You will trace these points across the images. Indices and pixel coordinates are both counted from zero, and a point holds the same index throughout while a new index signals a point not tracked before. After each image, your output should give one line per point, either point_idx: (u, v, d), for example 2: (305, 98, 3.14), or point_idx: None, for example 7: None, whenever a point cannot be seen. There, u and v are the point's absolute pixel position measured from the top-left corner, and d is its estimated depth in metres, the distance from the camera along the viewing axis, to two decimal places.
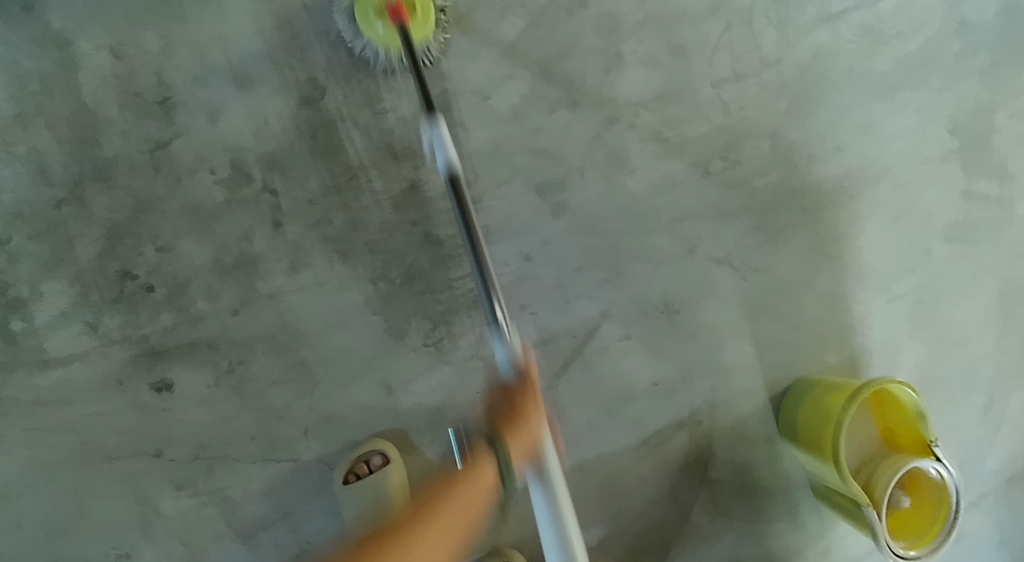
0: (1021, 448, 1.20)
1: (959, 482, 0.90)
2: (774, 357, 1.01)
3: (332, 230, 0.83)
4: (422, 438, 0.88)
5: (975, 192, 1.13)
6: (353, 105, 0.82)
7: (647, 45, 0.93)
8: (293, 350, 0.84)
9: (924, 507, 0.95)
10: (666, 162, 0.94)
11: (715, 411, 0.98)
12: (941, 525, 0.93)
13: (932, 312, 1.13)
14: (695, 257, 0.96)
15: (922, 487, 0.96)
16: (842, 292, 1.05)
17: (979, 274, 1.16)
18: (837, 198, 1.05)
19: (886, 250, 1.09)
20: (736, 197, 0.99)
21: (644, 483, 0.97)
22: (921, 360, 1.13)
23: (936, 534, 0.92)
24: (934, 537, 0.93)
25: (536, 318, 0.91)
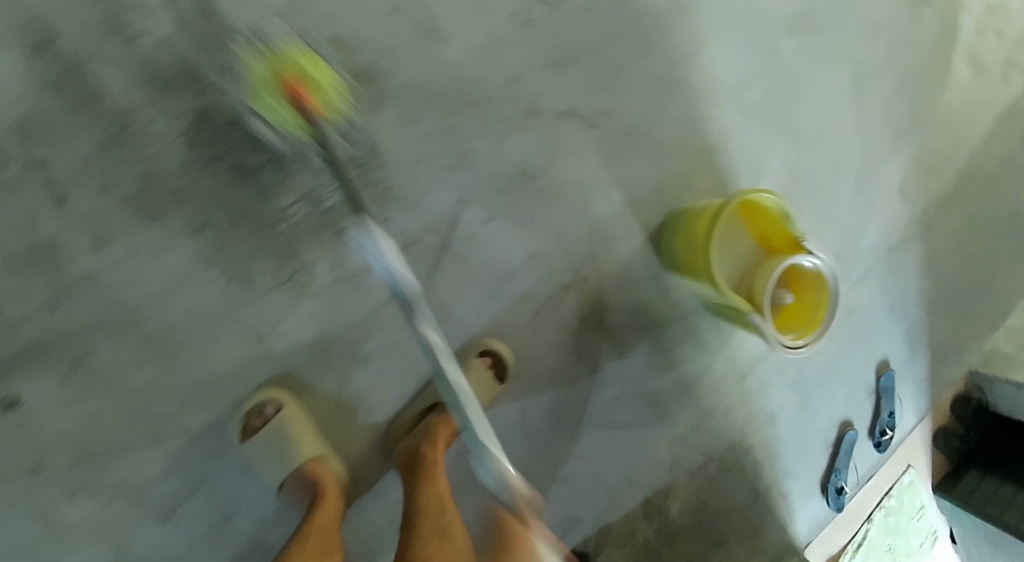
0: (893, 218, 1.27)
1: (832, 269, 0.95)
2: (642, 196, 1.01)
3: (127, 189, 0.74)
4: (308, 375, 0.85)
5: None
6: (97, 41, 0.72)
7: None
8: (135, 327, 0.77)
9: (808, 300, 1.00)
10: (481, 20, 0.87)
11: (598, 264, 0.98)
12: (823, 312, 0.98)
13: (787, 111, 1.14)
14: (540, 116, 0.92)
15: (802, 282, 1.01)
16: (695, 113, 1.04)
17: (829, 59, 1.18)
18: (672, 17, 1.00)
19: (732, 60, 1.07)
20: (566, 41, 0.93)
21: (548, 351, 0.98)
22: (786, 160, 1.15)
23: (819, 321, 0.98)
24: (818, 325, 0.98)
25: (390, 223, 0.86)
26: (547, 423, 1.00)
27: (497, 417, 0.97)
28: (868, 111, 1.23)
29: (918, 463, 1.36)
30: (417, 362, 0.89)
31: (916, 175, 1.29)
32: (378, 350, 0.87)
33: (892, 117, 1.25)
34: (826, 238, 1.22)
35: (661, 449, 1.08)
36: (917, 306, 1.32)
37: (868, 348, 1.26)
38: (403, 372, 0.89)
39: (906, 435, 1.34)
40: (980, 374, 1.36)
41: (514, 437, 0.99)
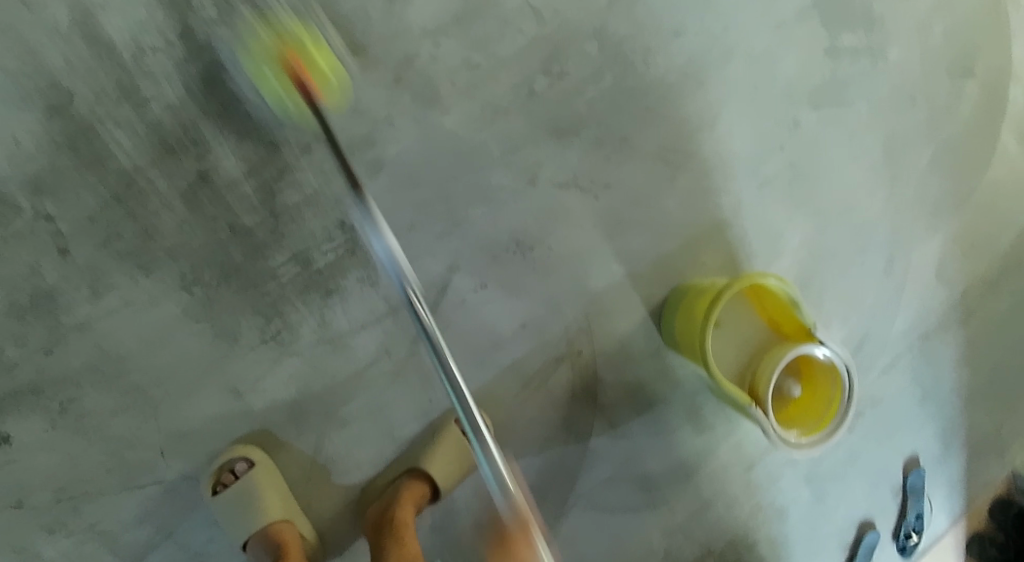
0: (929, 300, 1.18)
1: (846, 363, 0.89)
2: (644, 270, 0.98)
3: (124, 243, 0.77)
4: (288, 434, 0.85)
5: (839, 48, 1.08)
6: (109, 104, 0.76)
7: None
8: (121, 376, 0.79)
9: (822, 393, 0.94)
10: (482, 91, 0.88)
11: (593, 338, 0.96)
12: (836, 409, 0.91)
13: (813, 185, 1.07)
14: (538, 186, 0.92)
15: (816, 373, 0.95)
16: (706, 186, 1.01)
17: (859, 132, 1.10)
18: (685, 88, 0.98)
19: (749, 131, 1.03)
20: (569, 112, 0.93)
21: (536, 422, 0.96)
22: (808, 236, 1.08)
23: (828, 419, 0.92)
24: (829, 423, 0.92)
25: (380, 286, 0.86)
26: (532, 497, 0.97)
27: (479, 491, 0.94)
28: (904, 187, 1.14)
29: None
30: (396, 427, 0.87)
31: (956, 256, 1.20)
32: (358, 414, 0.86)
33: (929, 194, 1.17)
34: (853, 321, 1.13)
35: (653, 536, 1.05)
36: (955, 399, 1.23)
37: (895, 442, 1.19)
38: (381, 437, 0.87)
39: (936, 540, 1.25)
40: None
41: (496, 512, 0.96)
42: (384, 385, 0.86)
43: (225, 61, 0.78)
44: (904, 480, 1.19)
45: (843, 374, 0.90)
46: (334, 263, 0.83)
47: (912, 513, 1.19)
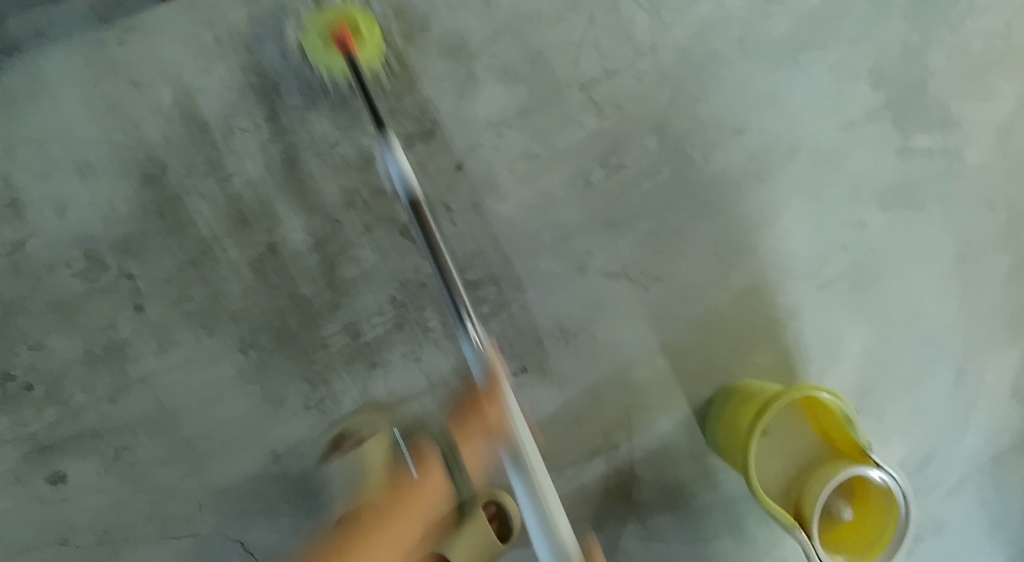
0: (1004, 421, 1.09)
1: (904, 491, 0.84)
2: (690, 366, 0.96)
3: (193, 305, 0.83)
4: (319, 502, 0.87)
5: (911, 148, 1.04)
6: (195, 176, 0.83)
7: (502, 57, 0.90)
8: (173, 429, 0.84)
9: (876, 519, 0.89)
10: (539, 180, 0.91)
11: (632, 432, 0.95)
12: (890, 539, 0.86)
13: (877, 289, 1.03)
14: (586, 275, 0.93)
15: (869, 496, 0.90)
16: (762, 285, 0.98)
17: (930, 237, 1.05)
18: (745, 185, 0.98)
19: (812, 231, 1.00)
20: (624, 204, 0.94)
21: (566, 511, 0.94)
22: (869, 342, 1.03)
23: (879, 548, 0.86)
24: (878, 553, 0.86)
25: (422, 364, 0.88)
26: None
27: None
28: (979, 297, 1.07)
29: None
30: None
31: None
32: None
33: (1008, 306, 1.09)
34: (917, 437, 1.06)
35: None
36: None
37: None
38: None
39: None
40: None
41: None
42: None
43: (303, 143, 0.84)
44: None
45: (900, 501, 0.84)
46: (380, 337, 0.87)
47: None
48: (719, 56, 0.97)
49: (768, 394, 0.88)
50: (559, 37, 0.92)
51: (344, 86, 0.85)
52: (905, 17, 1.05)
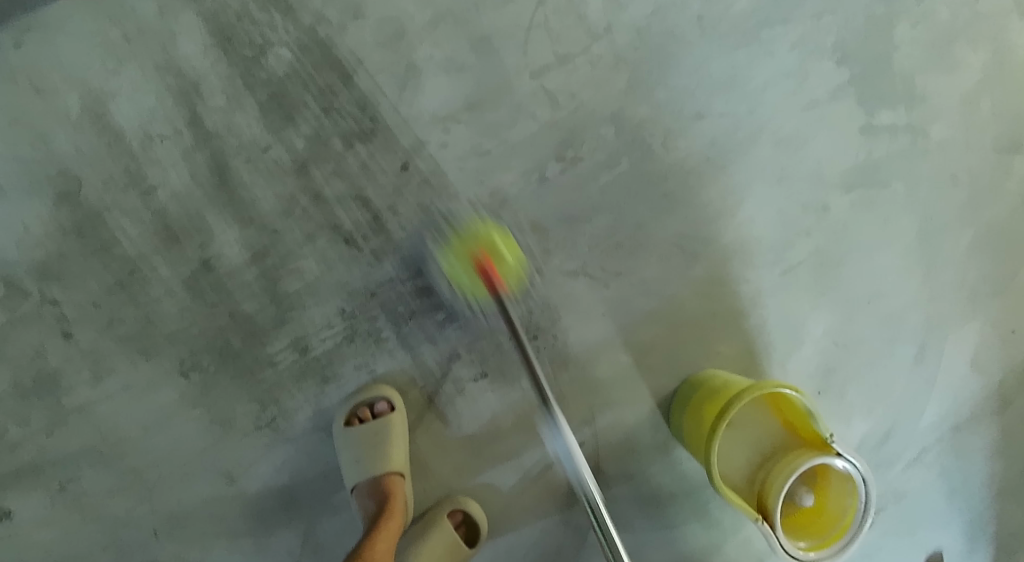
0: (961, 392, 1.11)
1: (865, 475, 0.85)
2: (654, 362, 0.95)
3: (125, 329, 0.79)
4: (278, 519, 0.85)
5: (875, 126, 1.01)
6: (116, 191, 0.77)
7: (445, 46, 0.84)
8: (118, 458, 0.81)
9: (837, 500, 0.90)
10: (491, 178, 0.86)
11: (596, 428, 0.94)
12: (850, 520, 0.87)
13: (840, 272, 1.01)
14: (544, 274, 0.89)
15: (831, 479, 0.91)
16: (725, 276, 0.96)
17: (894, 215, 1.03)
18: (706, 172, 0.94)
19: (775, 216, 0.97)
20: (582, 199, 0.90)
21: (531, 516, 0.91)
22: (832, 327, 1.02)
23: (842, 530, 0.87)
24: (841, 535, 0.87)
25: (377, 376, 0.85)
26: None
27: None
28: (939, 272, 1.07)
29: None
30: None
31: (994, 343, 1.12)
32: (348, 501, 0.87)
33: (967, 280, 1.09)
34: (879, 413, 1.06)
35: None
36: (987, 493, 1.15)
37: (918, 537, 1.12)
38: None
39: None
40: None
41: None
42: None
43: (232, 149, 0.79)
44: None
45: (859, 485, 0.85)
46: (331, 350, 0.83)
47: None
48: (677, 37, 0.91)
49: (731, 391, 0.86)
50: (506, 21, 0.85)
51: (274, 86, 0.80)
52: None
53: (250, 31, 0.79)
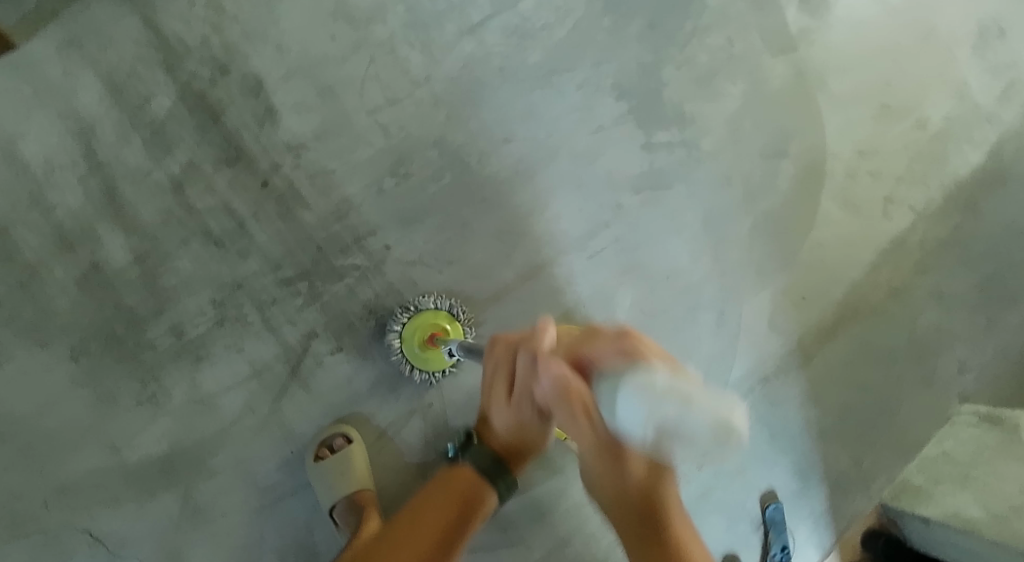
0: (765, 350, 1.34)
1: None
2: (487, 332, 1.16)
3: (25, 321, 0.96)
4: (160, 483, 1.01)
5: (654, 143, 1.28)
6: (22, 209, 0.96)
7: (296, 93, 1.06)
8: (15, 435, 0.96)
9: None
10: (338, 191, 1.07)
11: (443, 392, 1.13)
12: None
13: (636, 255, 1.26)
14: (388, 265, 1.10)
15: None
16: (541, 262, 1.19)
17: (678, 210, 1.29)
18: (515, 184, 1.18)
19: (577, 214, 1.22)
20: (415, 204, 1.11)
21: (389, 471, 1.12)
22: (637, 299, 1.26)
23: None
24: None
25: (245, 353, 1.03)
26: None
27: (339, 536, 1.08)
28: (725, 254, 1.32)
29: None
30: (259, 475, 1.05)
31: (784, 309, 1.36)
32: (222, 465, 1.03)
33: (752, 258, 1.34)
34: (690, 369, 1.29)
35: None
36: (806, 439, 1.37)
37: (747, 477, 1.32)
38: (247, 485, 1.04)
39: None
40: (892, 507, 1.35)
41: None
42: (244, 442, 1.04)
43: (119, 175, 0.99)
44: (764, 512, 1.31)
45: None
46: (203, 334, 1.02)
47: (774, 545, 1.30)
48: (485, 83, 1.16)
49: None
50: (345, 74, 1.08)
51: (155, 126, 1.01)
52: (645, 36, 1.27)
53: (138, 86, 1.00)
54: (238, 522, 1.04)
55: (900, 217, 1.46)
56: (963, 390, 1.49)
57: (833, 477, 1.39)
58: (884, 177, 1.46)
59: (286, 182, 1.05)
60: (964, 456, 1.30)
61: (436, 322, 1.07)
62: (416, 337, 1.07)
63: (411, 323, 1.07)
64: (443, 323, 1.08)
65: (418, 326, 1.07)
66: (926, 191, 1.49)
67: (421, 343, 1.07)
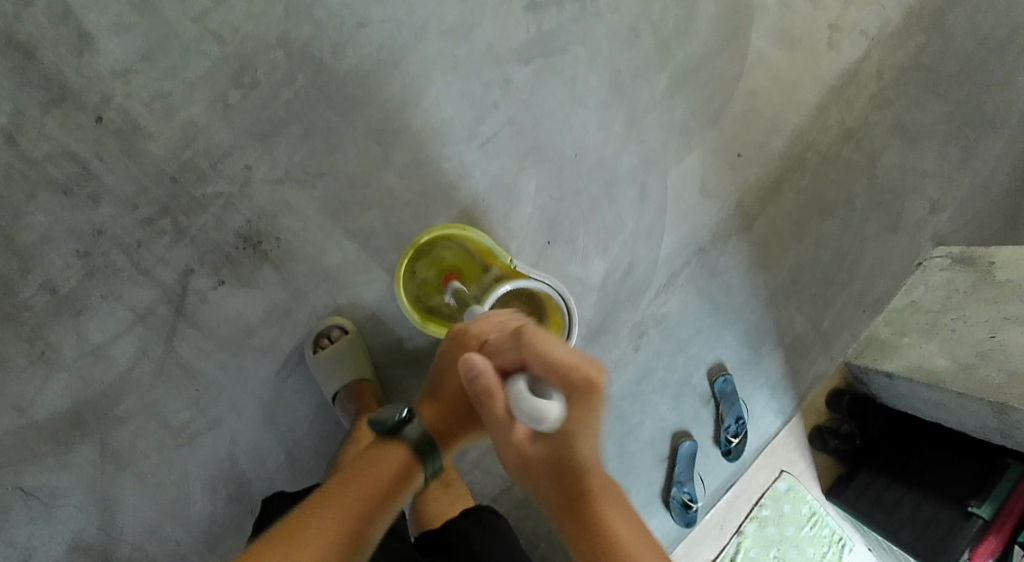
0: (699, 218, 1.22)
1: (550, 281, 0.97)
2: (379, 243, 1.08)
3: None
4: (72, 435, 1.01)
5: (540, 3, 1.11)
6: None
7: (111, 11, 0.97)
8: None
9: (555, 311, 1.02)
10: (180, 114, 1.00)
11: (341, 311, 1.09)
12: (565, 319, 1.00)
13: (534, 136, 1.13)
14: (252, 186, 1.03)
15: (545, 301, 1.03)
16: (425, 158, 1.09)
17: (579, 76, 1.14)
18: (380, 75, 1.06)
19: (458, 100, 1.09)
20: (269, 117, 1.02)
21: (302, 395, 1.09)
22: (543, 184, 1.14)
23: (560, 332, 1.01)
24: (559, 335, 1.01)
25: (124, 300, 1.01)
26: (316, 458, 1.11)
27: (264, 462, 1.08)
28: (642, 119, 1.17)
29: (798, 469, 1.29)
30: (169, 417, 1.04)
31: (718, 170, 1.22)
32: (130, 411, 1.03)
33: (674, 118, 1.19)
34: (614, 251, 1.18)
35: None
36: (758, 307, 1.26)
37: (692, 354, 1.24)
38: (159, 427, 1.04)
39: (771, 440, 1.29)
40: (856, 365, 1.25)
41: (285, 474, 1.10)
42: (145, 387, 1.03)
43: None
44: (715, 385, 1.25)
45: (554, 292, 0.98)
46: (76, 286, 0.99)
47: (728, 417, 1.25)
48: None
49: (420, 259, 1.03)
50: None
51: None
52: None
53: None
54: (157, 464, 1.05)
55: (850, 46, 1.25)
56: (937, 230, 1.32)
57: (796, 343, 1.29)
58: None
59: (124, 115, 0.98)
60: (934, 304, 1.16)
61: (446, 262, 1.04)
62: (428, 280, 1.04)
63: (423, 269, 1.04)
64: (454, 261, 1.05)
65: (431, 267, 1.04)
66: (884, 10, 1.26)
67: (433, 286, 1.04)
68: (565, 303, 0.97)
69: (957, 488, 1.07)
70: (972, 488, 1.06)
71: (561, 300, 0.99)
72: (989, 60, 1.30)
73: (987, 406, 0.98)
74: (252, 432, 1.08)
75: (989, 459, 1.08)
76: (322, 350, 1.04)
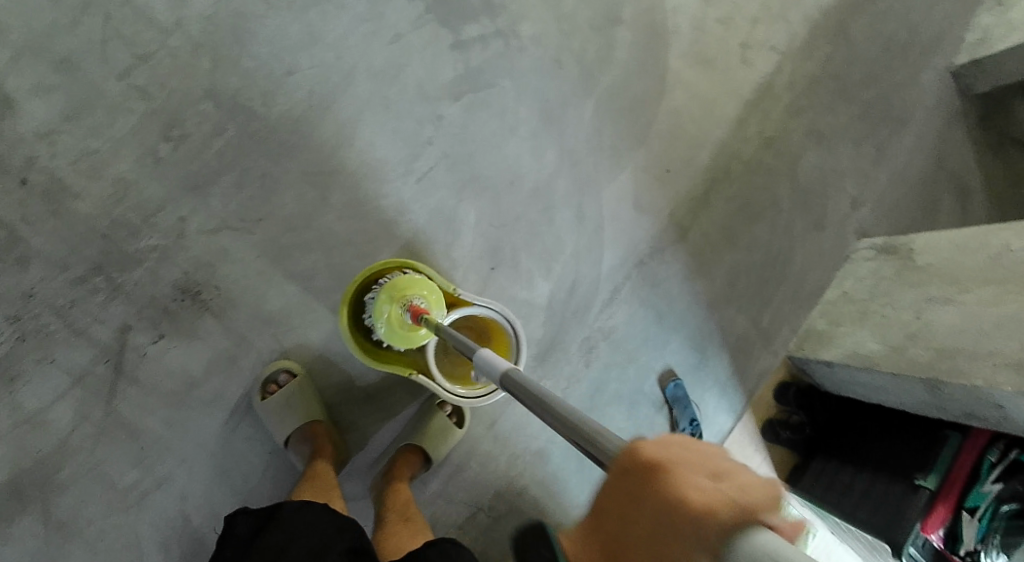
0: (635, 233, 1.26)
1: (492, 305, 0.98)
2: (321, 282, 1.08)
3: None
4: (11, 507, 0.97)
5: (464, 40, 1.15)
6: None
7: (31, 74, 0.96)
8: None
9: (501, 335, 1.03)
10: (109, 171, 0.99)
11: (288, 354, 1.08)
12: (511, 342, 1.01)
13: (470, 167, 1.16)
14: (188, 237, 1.02)
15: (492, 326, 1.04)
16: (363, 196, 1.10)
17: (508, 107, 1.18)
18: (311, 119, 1.07)
19: (391, 137, 1.12)
20: (201, 167, 1.03)
21: (254, 443, 1.07)
22: (483, 213, 1.17)
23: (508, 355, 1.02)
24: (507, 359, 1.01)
25: (60, 363, 0.98)
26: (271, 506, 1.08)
27: (218, 515, 1.06)
28: (572, 142, 1.22)
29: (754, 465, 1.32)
30: (114, 479, 1.01)
31: (649, 185, 1.27)
32: (72, 477, 1.00)
33: (603, 139, 1.24)
34: (558, 270, 1.21)
35: None
36: (700, 313, 1.31)
37: (642, 364, 1.27)
38: (104, 491, 1.01)
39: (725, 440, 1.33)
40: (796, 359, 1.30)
41: None
42: (87, 450, 1.00)
43: None
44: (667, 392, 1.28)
45: (496, 317, 0.99)
46: (8, 353, 0.96)
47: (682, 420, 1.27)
48: (247, 17, 1.04)
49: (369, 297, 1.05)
50: (79, 40, 0.98)
51: None
52: None
53: None
54: (103, 530, 1.01)
55: (762, 61, 1.33)
56: (860, 226, 1.40)
57: (740, 345, 1.34)
58: (736, 20, 1.32)
59: (50, 176, 0.97)
60: (864, 294, 1.22)
61: None
62: None
63: None
64: None
65: None
66: (789, 26, 1.34)
67: None
68: (509, 327, 0.97)
69: (906, 463, 1.10)
70: (916, 462, 1.09)
71: (507, 324, 1.00)
72: (891, 66, 1.40)
73: (920, 383, 1.03)
74: (203, 486, 1.05)
75: (931, 432, 1.10)
76: (270, 396, 1.03)
